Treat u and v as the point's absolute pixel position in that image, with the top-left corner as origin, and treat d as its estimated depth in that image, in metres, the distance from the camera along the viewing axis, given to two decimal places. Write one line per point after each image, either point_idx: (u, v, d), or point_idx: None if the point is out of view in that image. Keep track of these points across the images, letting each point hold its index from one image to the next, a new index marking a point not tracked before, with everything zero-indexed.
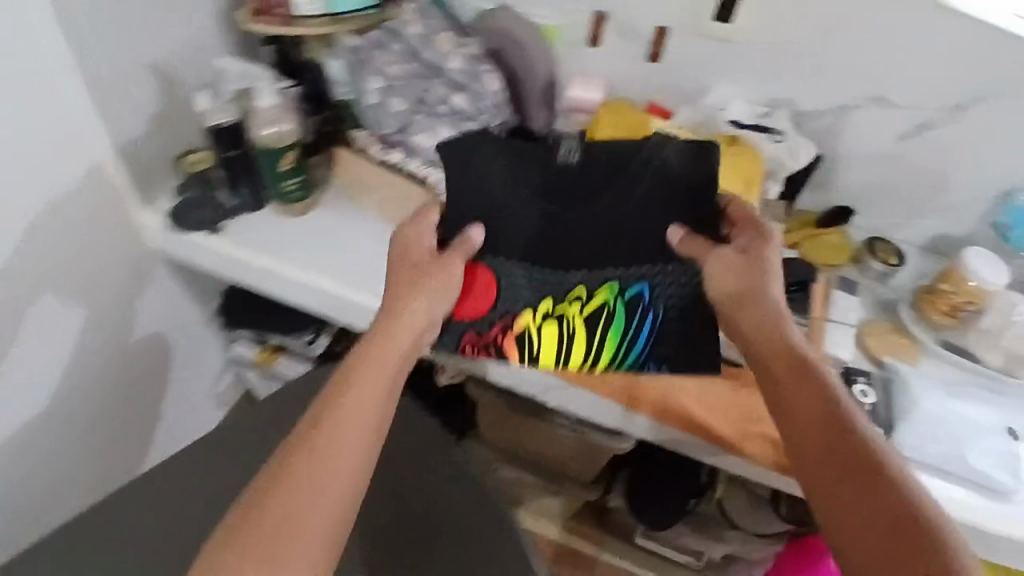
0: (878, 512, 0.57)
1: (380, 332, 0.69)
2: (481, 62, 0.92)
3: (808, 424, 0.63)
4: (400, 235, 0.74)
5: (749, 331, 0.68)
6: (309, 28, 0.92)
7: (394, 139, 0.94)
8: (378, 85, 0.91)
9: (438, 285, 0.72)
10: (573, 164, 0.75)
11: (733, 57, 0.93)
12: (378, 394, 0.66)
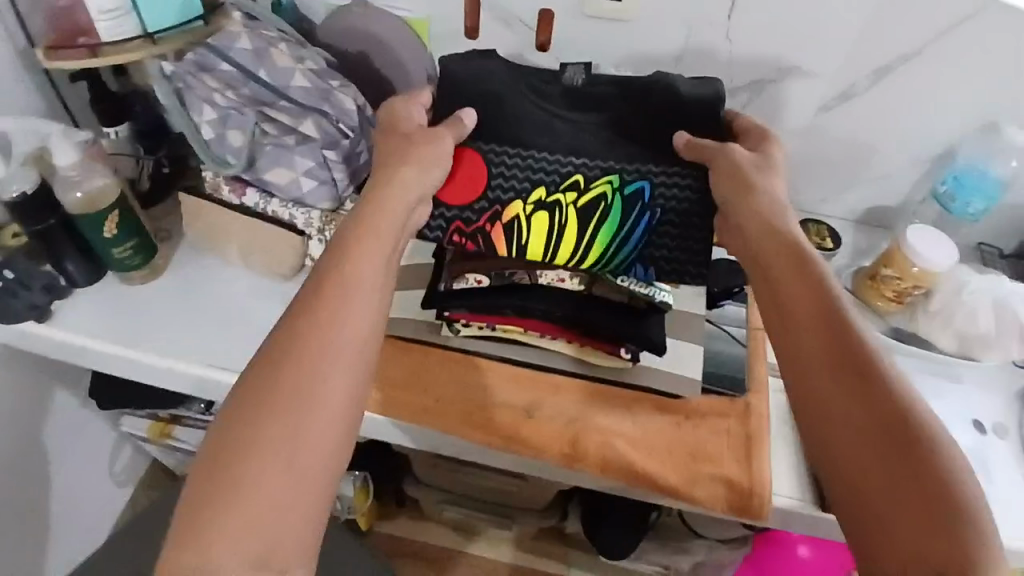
0: (865, 396, 0.50)
1: (351, 246, 0.58)
2: (331, 77, 0.76)
3: (801, 295, 0.55)
4: (390, 109, 0.68)
5: (748, 220, 0.62)
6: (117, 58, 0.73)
7: (248, 181, 0.79)
8: (216, 120, 0.76)
9: (430, 152, 0.64)
10: (579, 83, 0.69)
11: (625, 37, 0.81)
12: (367, 297, 0.55)
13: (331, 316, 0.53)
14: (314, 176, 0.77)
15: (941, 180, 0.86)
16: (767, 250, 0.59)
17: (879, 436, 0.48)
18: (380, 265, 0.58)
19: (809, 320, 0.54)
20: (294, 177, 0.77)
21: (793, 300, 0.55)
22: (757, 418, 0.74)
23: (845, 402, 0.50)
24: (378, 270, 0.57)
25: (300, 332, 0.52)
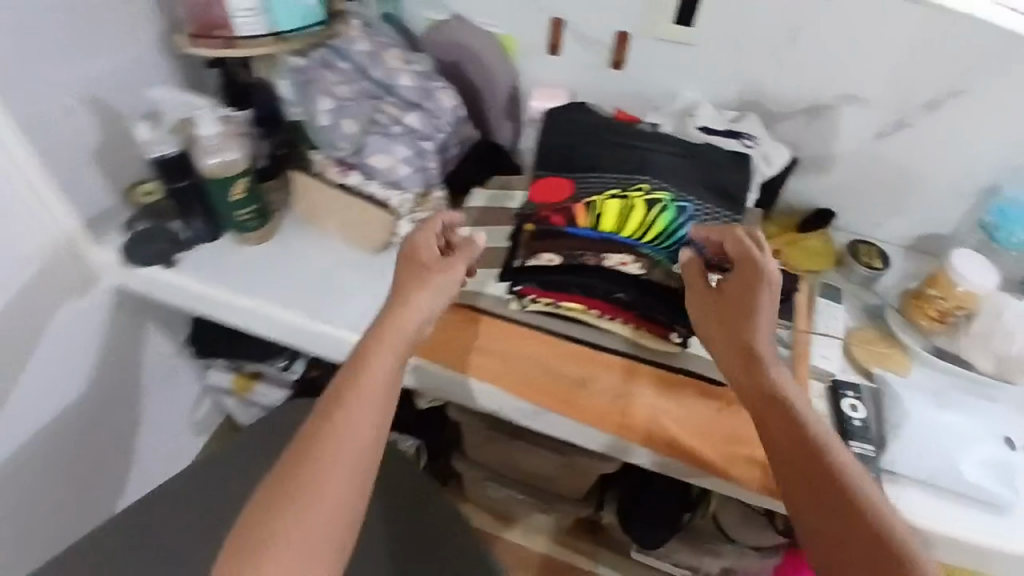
0: (831, 528, 0.56)
1: (368, 362, 0.61)
2: (434, 79, 0.88)
3: (779, 436, 0.61)
4: (410, 240, 0.71)
5: (729, 357, 0.66)
6: (251, 50, 0.84)
7: (350, 162, 0.90)
8: (334, 111, 0.88)
9: (441, 282, 0.68)
10: (652, 132, 0.85)
11: (693, 59, 0.91)
12: (377, 402, 0.60)
13: (339, 428, 0.57)
14: (411, 163, 0.88)
15: (987, 212, 0.90)
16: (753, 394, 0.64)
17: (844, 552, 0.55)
18: (392, 366, 0.62)
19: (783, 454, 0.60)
20: (393, 162, 0.88)
21: (770, 439, 0.62)
22: None
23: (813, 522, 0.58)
24: (381, 385, 0.60)
25: (307, 444, 0.56)
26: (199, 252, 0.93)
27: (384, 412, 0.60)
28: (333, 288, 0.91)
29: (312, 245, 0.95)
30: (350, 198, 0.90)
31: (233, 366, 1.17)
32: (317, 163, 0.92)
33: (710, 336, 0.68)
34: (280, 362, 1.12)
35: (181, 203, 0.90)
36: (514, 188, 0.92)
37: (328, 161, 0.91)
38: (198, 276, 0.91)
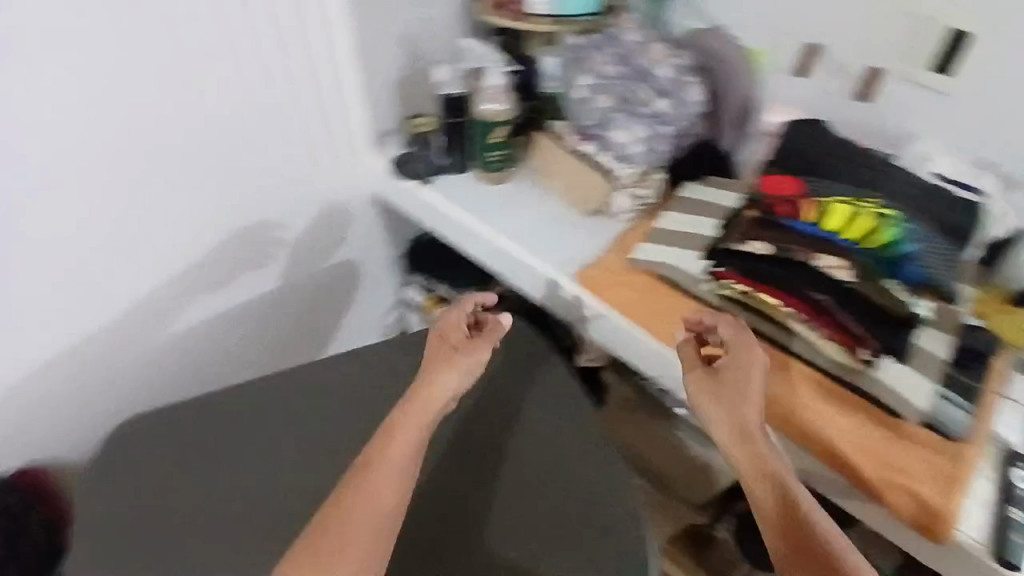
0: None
1: (391, 438, 0.75)
2: (689, 75, 0.95)
3: (767, 501, 0.70)
4: (444, 321, 0.86)
5: (728, 433, 0.74)
6: (535, 26, 1.00)
7: (588, 132, 0.97)
8: (589, 86, 0.95)
9: (472, 360, 0.81)
10: (887, 160, 0.89)
11: (940, 107, 0.92)
12: (406, 451, 0.74)
13: (370, 480, 0.72)
14: (646, 143, 0.94)
15: None
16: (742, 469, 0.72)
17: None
18: (416, 433, 0.76)
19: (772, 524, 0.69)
20: (631, 139, 0.94)
21: (760, 506, 0.70)
22: (964, 458, 0.78)
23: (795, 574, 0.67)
24: (412, 436, 0.75)
25: (348, 498, 0.71)
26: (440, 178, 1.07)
27: (407, 471, 0.73)
28: (547, 236, 1.00)
29: (533, 197, 1.05)
30: (583, 163, 0.99)
31: (426, 288, 1.29)
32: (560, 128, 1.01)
33: (708, 414, 0.76)
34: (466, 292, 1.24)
35: (453, 141, 1.05)
36: (732, 188, 0.99)
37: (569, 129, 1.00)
38: (444, 193, 1.05)
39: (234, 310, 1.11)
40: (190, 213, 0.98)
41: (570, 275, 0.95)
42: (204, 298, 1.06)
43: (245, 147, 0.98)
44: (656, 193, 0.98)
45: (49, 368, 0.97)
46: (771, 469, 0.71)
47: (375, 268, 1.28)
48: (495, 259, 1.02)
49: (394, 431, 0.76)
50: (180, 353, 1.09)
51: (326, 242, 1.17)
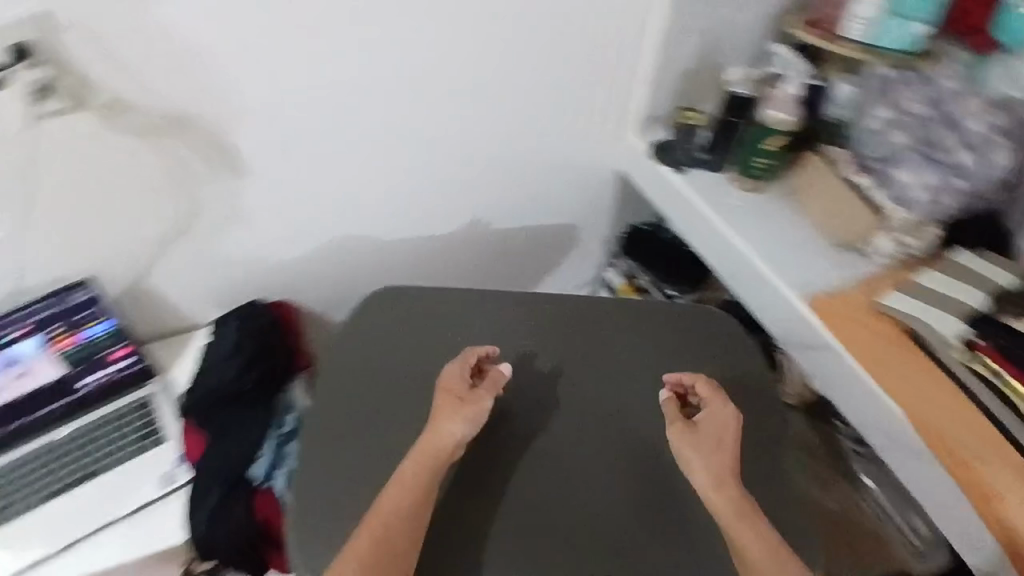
0: None
1: (397, 481, 0.79)
2: (1002, 135, 0.90)
3: (751, 545, 0.76)
4: (443, 376, 0.87)
5: (710, 481, 0.78)
6: (841, 49, 0.99)
7: (869, 165, 0.96)
8: (888, 118, 0.93)
9: (474, 410, 0.83)
10: None
11: None
12: (416, 495, 0.78)
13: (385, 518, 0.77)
14: (931, 191, 0.90)
15: None
16: (726, 517, 0.77)
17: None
18: (426, 476, 0.80)
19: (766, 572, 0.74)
20: (917, 182, 0.91)
21: (747, 551, 0.76)
22: None
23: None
24: (419, 475, 0.79)
25: (369, 539, 0.76)
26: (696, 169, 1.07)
27: (418, 508, 0.78)
28: (788, 254, 0.98)
29: (784, 212, 1.03)
30: (853, 194, 0.96)
31: (627, 273, 1.30)
32: (839, 153, 0.99)
33: (694, 466, 0.80)
34: (669, 287, 1.24)
35: (722, 138, 1.04)
36: (1008, 266, 0.92)
37: (848, 157, 0.98)
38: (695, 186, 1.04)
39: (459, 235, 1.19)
40: (494, 136, 1.07)
41: (804, 297, 0.93)
42: (440, 221, 1.15)
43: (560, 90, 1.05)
44: (924, 245, 0.93)
45: (327, 237, 1.09)
46: (754, 514, 0.78)
47: (587, 239, 1.32)
48: (729, 263, 1.01)
49: (396, 481, 0.79)
50: (405, 257, 1.18)
51: (556, 200, 1.22)
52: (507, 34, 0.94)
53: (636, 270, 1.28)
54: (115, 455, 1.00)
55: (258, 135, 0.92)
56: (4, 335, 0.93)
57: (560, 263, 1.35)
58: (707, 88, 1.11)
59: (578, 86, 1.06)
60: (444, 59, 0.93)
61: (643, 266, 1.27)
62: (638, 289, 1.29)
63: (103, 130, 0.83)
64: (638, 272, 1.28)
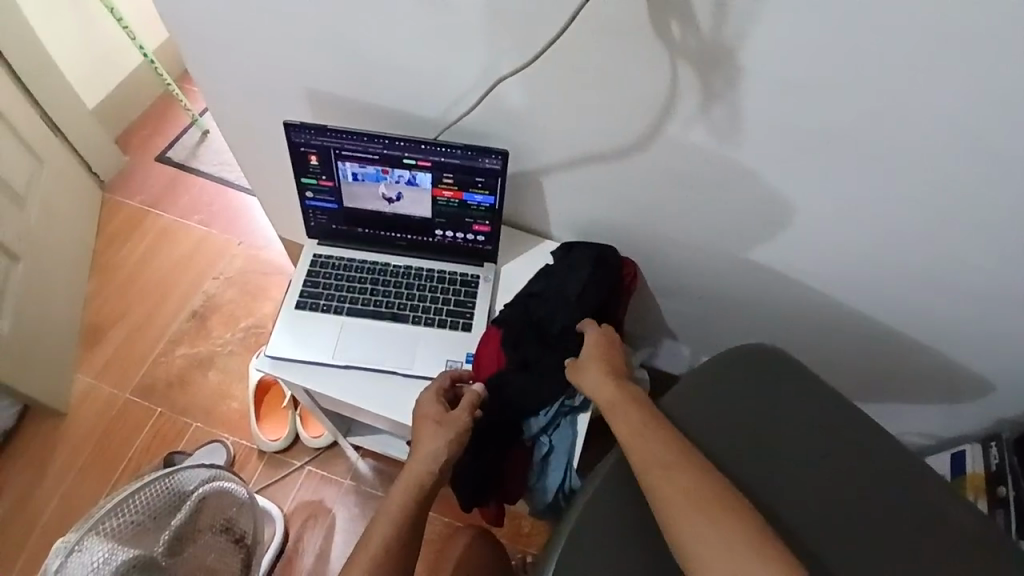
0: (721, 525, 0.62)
1: (378, 516, 0.74)
2: None
3: (627, 426, 0.73)
4: (416, 401, 0.83)
5: (584, 375, 0.80)
6: None
7: None
8: None
9: (453, 431, 0.79)
10: None
11: None
12: (400, 524, 0.73)
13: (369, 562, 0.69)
14: None
15: None
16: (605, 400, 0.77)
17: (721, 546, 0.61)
18: (407, 497, 0.75)
19: (645, 447, 0.70)
20: None
21: (628, 433, 0.72)
22: None
23: (679, 496, 0.65)
24: (403, 500, 0.75)
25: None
26: None
27: (404, 531, 0.72)
28: None
29: None
30: None
31: (992, 467, 1.07)
32: None
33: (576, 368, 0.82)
34: None
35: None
36: None
37: None
38: None
39: (864, 326, 1.03)
40: (1014, 250, 0.80)
41: None
42: (867, 303, 0.98)
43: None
44: None
45: (738, 245, 0.97)
46: (634, 401, 0.75)
47: (989, 405, 1.10)
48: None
49: (378, 515, 0.74)
50: (795, 307, 1.05)
51: (1000, 358, 0.98)
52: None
53: (1006, 474, 1.04)
54: (424, 314, 0.95)
55: (766, 122, 0.76)
56: (409, 156, 0.87)
57: (933, 402, 1.15)
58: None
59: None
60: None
61: (1018, 475, 1.02)
62: (989, 491, 1.05)
63: (640, 28, 0.70)
64: (1005, 477, 1.03)
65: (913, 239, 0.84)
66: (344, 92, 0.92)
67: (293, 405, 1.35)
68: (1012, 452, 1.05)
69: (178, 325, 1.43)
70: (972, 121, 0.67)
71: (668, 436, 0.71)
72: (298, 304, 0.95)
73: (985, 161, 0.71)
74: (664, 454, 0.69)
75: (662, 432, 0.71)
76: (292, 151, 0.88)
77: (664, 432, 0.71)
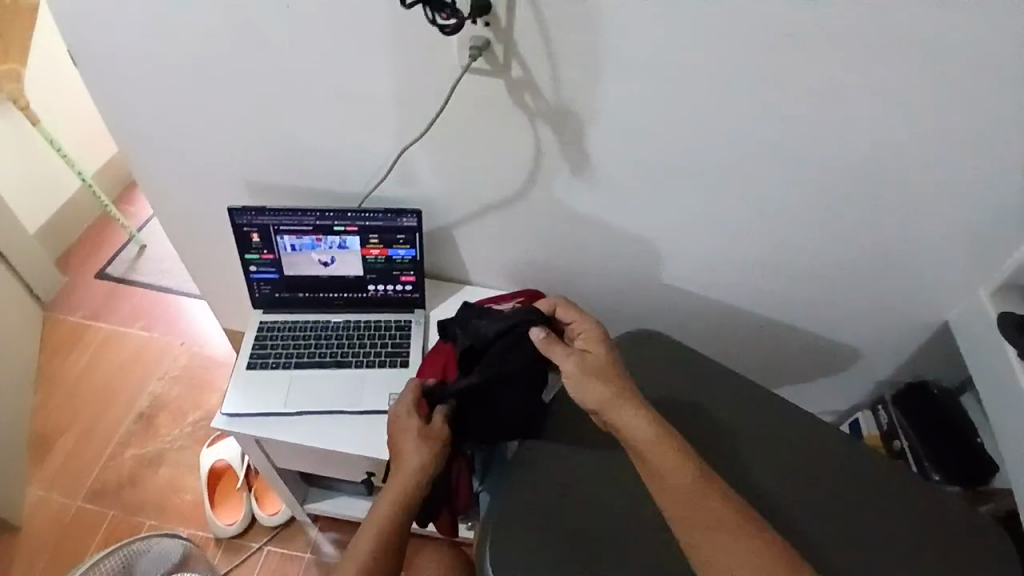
0: (746, 534, 0.73)
1: (370, 519, 0.85)
2: None
3: (651, 448, 0.78)
4: (399, 414, 0.92)
5: (590, 386, 0.83)
6: None
7: None
8: None
9: (435, 442, 0.89)
10: None
11: None
12: (389, 525, 0.84)
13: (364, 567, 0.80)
14: None
15: None
16: (627, 429, 0.80)
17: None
18: (395, 502, 0.85)
19: (682, 490, 0.76)
20: None
21: (650, 453, 0.78)
22: None
23: (717, 536, 0.73)
24: (391, 504, 0.85)
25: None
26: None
27: (393, 531, 0.84)
28: None
29: None
30: None
31: (886, 426, 1.26)
32: None
33: (579, 377, 0.84)
34: (923, 459, 1.16)
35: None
36: None
37: None
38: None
39: (742, 317, 1.24)
40: (822, 236, 1.03)
41: None
42: (739, 297, 1.19)
43: (921, 221, 0.97)
44: None
45: (626, 263, 1.16)
46: (648, 417, 0.81)
47: (861, 370, 1.30)
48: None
49: (370, 519, 0.85)
50: (686, 311, 1.25)
51: (848, 325, 1.20)
52: (901, 152, 0.88)
53: (896, 428, 1.23)
54: (366, 357, 1.09)
55: (616, 157, 0.98)
56: (339, 224, 1.04)
57: (820, 377, 1.35)
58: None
59: (942, 223, 0.96)
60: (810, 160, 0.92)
61: (906, 427, 1.21)
62: (889, 446, 1.24)
63: (504, 101, 0.93)
64: (897, 431, 1.22)
65: (752, 235, 1.06)
66: (278, 179, 1.11)
67: (248, 486, 1.38)
68: (896, 408, 1.25)
69: (125, 428, 1.46)
70: (754, 139, 0.91)
71: (699, 472, 0.77)
72: (250, 366, 1.06)
73: (774, 167, 0.94)
74: (701, 496, 0.75)
75: (694, 470, 0.77)
76: (236, 232, 1.03)
77: (681, 448, 0.79)
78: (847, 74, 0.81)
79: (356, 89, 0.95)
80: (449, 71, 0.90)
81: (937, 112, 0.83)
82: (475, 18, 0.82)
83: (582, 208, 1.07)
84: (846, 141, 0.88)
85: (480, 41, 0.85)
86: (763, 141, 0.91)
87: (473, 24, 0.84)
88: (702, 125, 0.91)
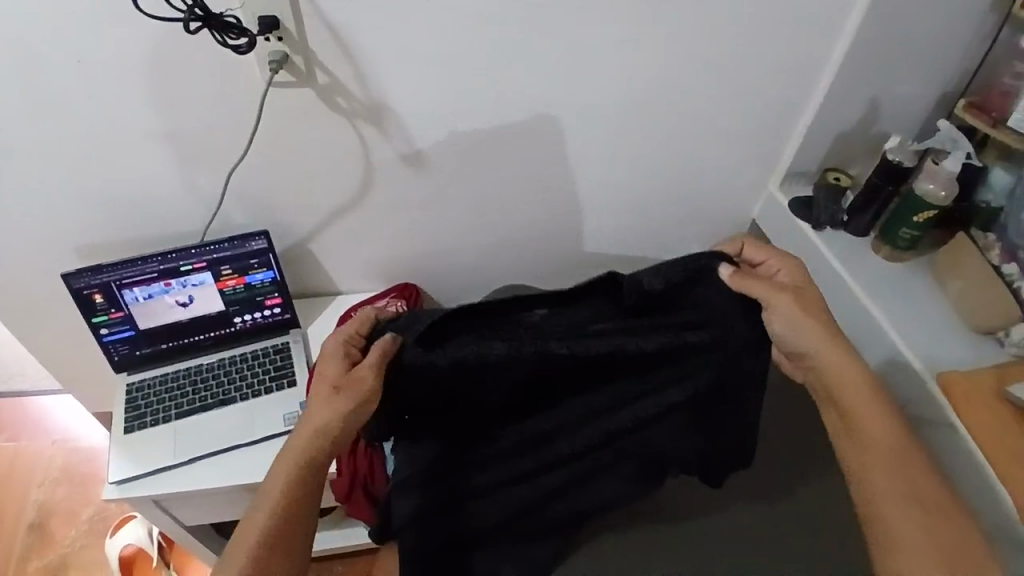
0: (943, 503, 0.74)
1: (275, 472, 0.80)
2: None
3: (861, 410, 0.79)
4: (324, 356, 0.80)
5: (801, 333, 0.79)
6: (1006, 135, 0.96)
7: (1012, 251, 0.96)
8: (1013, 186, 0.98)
9: (350, 390, 0.74)
10: None
11: None
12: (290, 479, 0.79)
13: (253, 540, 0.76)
14: None
15: None
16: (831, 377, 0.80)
17: (946, 564, 0.71)
18: (295, 460, 0.79)
19: (890, 454, 0.76)
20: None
21: (857, 412, 0.79)
22: None
23: (916, 516, 0.73)
24: (298, 459, 0.79)
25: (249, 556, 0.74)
26: (827, 231, 1.09)
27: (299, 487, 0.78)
28: (913, 325, 0.98)
29: (907, 282, 1.04)
30: (993, 275, 0.95)
31: None
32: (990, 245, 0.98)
33: (788, 323, 0.79)
34: None
35: (871, 206, 1.06)
36: None
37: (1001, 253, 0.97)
38: (815, 227, 1.09)
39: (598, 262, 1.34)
40: (638, 171, 1.12)
41: (937, 375, 0.92)
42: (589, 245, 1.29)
43: (713, 140, 1.09)
44: None
45: (478, 244, 1.22)
46: (858, 374, 0.79)
47: None
48: (865, 335, 1.02)
49: (276, 471, 0.80)
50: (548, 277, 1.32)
51: None
52: (677, 83, 1.00)
53: None
54: (248, 388, 1.08)
55: (436, 142, 1.04)
56: (185, 263, 1.03)
57: None
58: (863, 153, 1.13)
59: (730, 137, 1.09)
60: (604, 106, 1.02)
61: None
62: None
63: (318, 108, 0.97)
64: None
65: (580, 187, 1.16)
66: (111, 236, 1.08)
67: (165, 564, 1.31)
68: None
69: (13, 547, 1.35)
70: (552, 97, 1.00)
71: (901, 437, 0.77)
72: (126, 430, 1.03)
73: (577, 120, 1.04)
74: (911, 470, 0.76)
75: (897, 433, 0.77)
76: (76, 296, 1.00)
77: (893, 412, 0.78)
78: (609, 22, 0.92)
79: (170, 127, 0.96)
80: (255, 89, 0.93)
81: (692, 41, 0.95)
82: (265, 35, 0.86)
83: (421, 198, 1.12)
84: (629, 82, 0.99)
85: (278, 56, 0.88)
86: (560, 98, 1.00)
87: (266, 40, 0.87)
88: (503, 94, 0.99)
